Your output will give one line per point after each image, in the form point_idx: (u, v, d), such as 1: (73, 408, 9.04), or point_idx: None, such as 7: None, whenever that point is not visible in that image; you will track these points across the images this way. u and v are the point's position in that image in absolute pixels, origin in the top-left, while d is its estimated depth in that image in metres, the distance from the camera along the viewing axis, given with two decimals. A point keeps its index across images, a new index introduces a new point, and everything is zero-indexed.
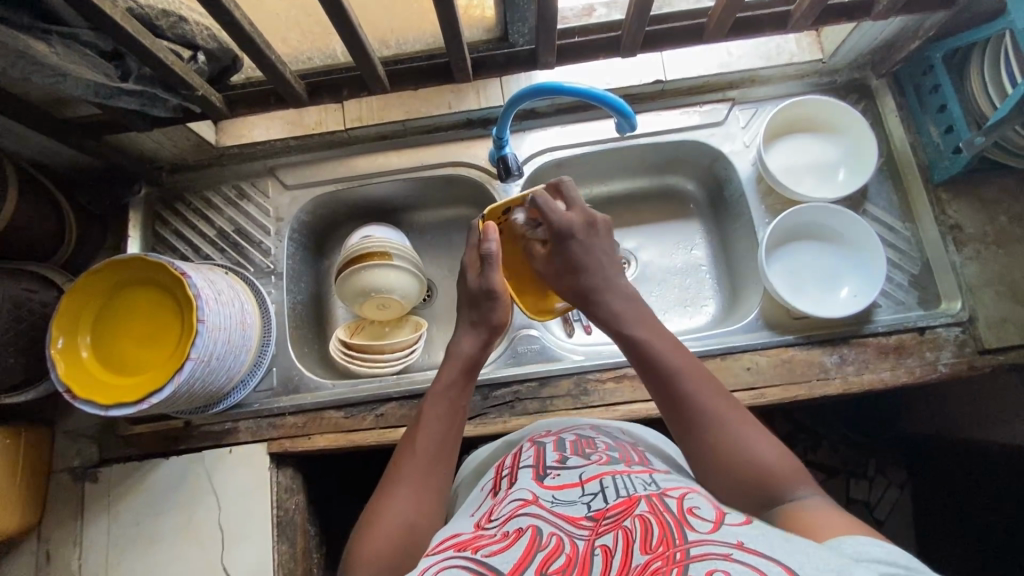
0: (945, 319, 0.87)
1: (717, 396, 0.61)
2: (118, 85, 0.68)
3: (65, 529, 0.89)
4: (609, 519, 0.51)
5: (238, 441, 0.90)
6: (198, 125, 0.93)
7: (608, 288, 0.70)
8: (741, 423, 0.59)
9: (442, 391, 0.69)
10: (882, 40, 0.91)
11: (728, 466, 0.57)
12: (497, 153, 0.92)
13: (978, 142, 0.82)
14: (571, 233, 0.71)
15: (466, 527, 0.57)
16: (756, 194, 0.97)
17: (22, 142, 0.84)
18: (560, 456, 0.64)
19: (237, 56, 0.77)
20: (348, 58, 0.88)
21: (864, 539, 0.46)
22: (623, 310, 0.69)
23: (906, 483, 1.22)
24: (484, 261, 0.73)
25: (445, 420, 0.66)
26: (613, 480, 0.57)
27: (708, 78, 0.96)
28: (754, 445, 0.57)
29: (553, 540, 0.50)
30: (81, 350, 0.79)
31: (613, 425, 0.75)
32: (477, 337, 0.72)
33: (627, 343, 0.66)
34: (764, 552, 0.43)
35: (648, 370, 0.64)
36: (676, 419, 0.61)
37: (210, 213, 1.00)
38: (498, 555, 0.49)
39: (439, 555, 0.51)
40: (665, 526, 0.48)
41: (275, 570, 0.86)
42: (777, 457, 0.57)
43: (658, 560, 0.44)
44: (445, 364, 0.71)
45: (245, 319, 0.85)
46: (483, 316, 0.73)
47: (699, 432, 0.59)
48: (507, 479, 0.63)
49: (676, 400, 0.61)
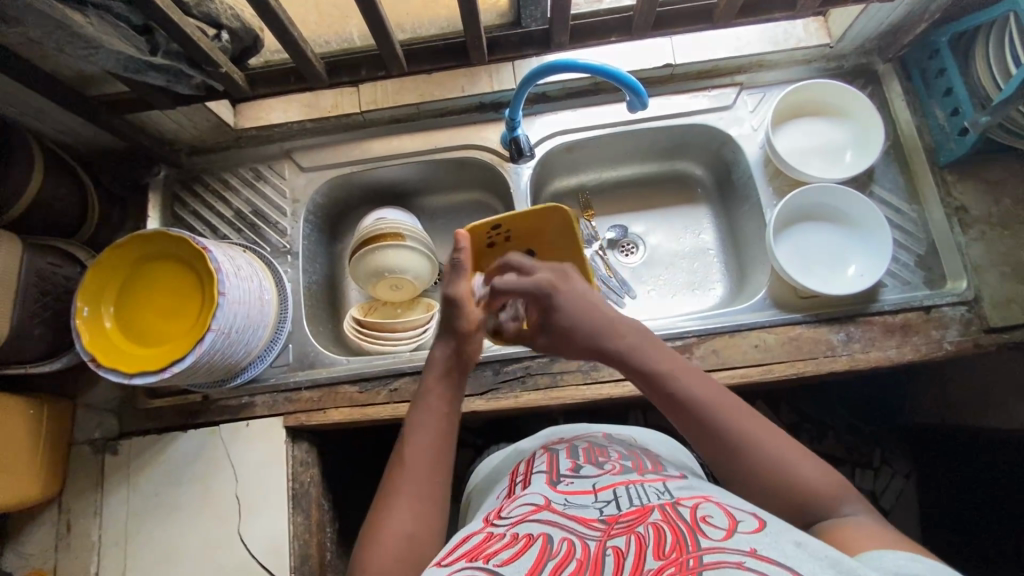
0: (950, 298, 0.88)
1: (751, 419, 0.60)
2: (148, 59, 0.71)
3: (86, 500, 0.91)
4: (622, 524, 0.52)
5: (255, 415, 0.92)
6: (217, 105, 0.95)
7: (615, 329, 0.69)
8: (780, 445, 0.59)
9: (427, 403, 0.69)
10: (889, 24, 0.92)
11: (774, 490, 0.56)
12: (510, 134, 0.96)
13: (982, 121, 0.83)
14: (551, 289, 0.72)
15: (475, 527, 0.59)
16: (764, 177, 0.98)
17: (48, 121, 0.87)
18: (573, 463, 0.66)
19: (259, 36, 0.80)
20: (365, 41, 0.91)
21: (901, 553, 0.47)
22: (637, 346, 0.67)
23: (912, 473, 1.21)
24: (456, 268, 0.74)
25: (434, 429, 0.67)
26: (627, 488, 0.58)
27: (718, 62, 0.98)
28: (793, 463, 0.57)
29: (564, 546, 0.50)
30: (105, 320, 0.81)
31: (624, 435, 0.77)
32: (447, 344, 0.74)
33: (651, 382, 0.65)
34: (777, 560, 0.44)
35: (675, 409, 0.63)
36: (717, 452, 0.60)
37: (227, 194, 1.02)
38: (509, 565, 0.49)
39: (452, 565, 0.51)
40: (678, 534, 0.48)
41: (290, 541, 0.87)
42: (819, 473, 0.57)
43: (671, 566, 0.44)
44: (426, 374, 0.72)
45: (263, 296, 0.88)
46: (449, 323, 0.74)
47: (743, 459, 0.58)
48: (522, 483, 0.66)
49: (713, 435, 0.60)
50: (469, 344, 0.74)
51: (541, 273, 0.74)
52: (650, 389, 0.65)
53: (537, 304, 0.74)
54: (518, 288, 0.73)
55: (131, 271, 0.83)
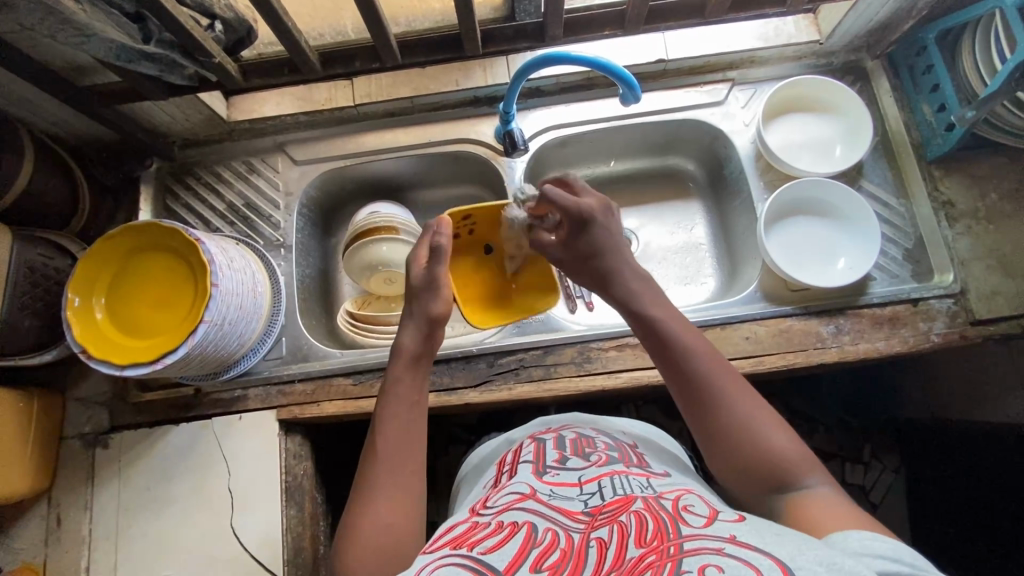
0: (938, 291, 0.90)
1: (730, 379, 0.61)
2: (140, 47, 0.71)
3: (76, 495, 0.90)
4: (605, 514, 0.52)
5: (247, 409, 0.92)
6: (210, 98, 0.94)
7: (624, 270, 0.72)
8: (750, 404, 0.60)
9: (395, 392, 0.69)
10: (877, 21, 0.93)
11: (738, 449, 0.58)
12: (503, 128, 0.96)
13: (968, 116, 0.84)
14: (590, 214, 0.74)
15: (462, 517, 0.59)
16: (755, 171, 0.99)
17: (38, 112, 0.86)
18: (560, 455, 0.65)
19: (253, 27, 0.81)
20: (358, 33, 0.93)
21: (863, 533, 0.48)
22: (637, 292, 0.70)
23: (900, 467, 1.23)
24: (433, 254, 0.75)
25: (403, 417, 0.67)
26: (611, 480, 0.58)
27: (710, 58, 0.99)
28: (761, 424, 0.58)
29: (548, 536, 0.50)
30: (95, 311, 0.81)
31: (607, 422, 0.77)
32: (418, 331, 0.72)
33: (645, 324, 0.67)
34: (756, 546, 0.44)
35: (664, 352, 0.65)
36: (690, 401, 0.62)
37: (220, 186, 1.02)
38: (493, 552, 0.48)
39: (436, 554, 0.50)
40: (660, 522, 0.49)
41: (283, 535, 0.87)
42: (787, 442, 0.58)
43: (652, 553, 0.45)
44: (391, 362, 0.71)
45: (256, 288, 0.87)
46: (421, 306, 0.74)
47: (710, 413, 0.60)
48: (508, 474, 0.66)
49: (690, 382, 0.62)
50: (435, 330, 0.73)
51: (587, 199, 0.76)
52: (643, 331, 0.67)
53: (569, 223, 0.75)
54: (560, 202, 0.75)
55: (112, 270, 0.83)
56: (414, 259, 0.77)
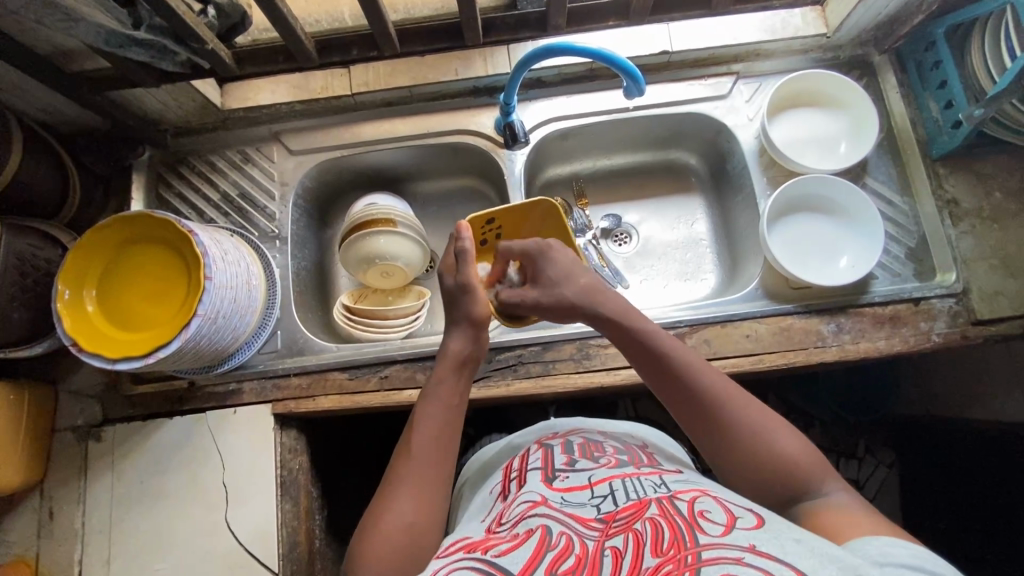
0: (939, 290, 0.89)
1: (739, 395, 0.61)
2: (129, 34, 0.70)
3: (68, 488, 0.89)
4: (619, 522, 0.51)
5: (242, 403, 0.91)
6: (203, 84, 0.91)
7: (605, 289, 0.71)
8: (764, 418, 0.60)
9: (436, 394, 0.68)
10: (885, 16, 0.92)
11: (760, 468, 0.58)
12: (504, 119, 0.95)
13: (977, 114, 0.83)
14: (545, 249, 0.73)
15: (477, 531, 0.57)
16: (758, 167, 0.98)
17: (26, 98, 0.84)
18: (569, 458, 0.65)
19: (247, 13, 0.79)
20: (356, 20, 0.92)
21: (892, 541, 0.47)
22: (621, 309, 0.69)
23: (895, 463, 1.22)
24: (459, 258, 0.73)
25: (440, 419, 0.66)
26: (622, 482, 0.57)
27: (714, 50, 0.97)
28: (776, 439, 0.58)
29: (563, 539, 0.50)
30: (87, 304, 0.79)
31: (620, 428, 0.76)
32: (466, 334, 0.71)
33: (637, 348, 0.66)
34: (777, 556, 0.44)
35: (662, 375, 0.64)
36: (698, 422, 0.61)
37: (213, 176, 1.00)
38: (506, 555, 0.49)
39: (449, 557, 0.50)
40: (676, 529, 0.48)
41: (278, 528, 0.86)
42: (804, 450, 0.58)
43: (669, 563, 0.44)
44: (435, 365, 0.70)
45: (250, 280, 0.86)
46: (462, 310, 0.72)
47: (722, 436, 0.60)
48: (517, 481, 0.64)
49: (697, 403, 0.61)
50: (481, 332, 0.72)
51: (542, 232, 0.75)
52: (637, 354, 0.66)
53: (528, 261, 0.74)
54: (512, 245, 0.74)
55: (106, 260, 0.81)
56: (443, 268, 0.75)
